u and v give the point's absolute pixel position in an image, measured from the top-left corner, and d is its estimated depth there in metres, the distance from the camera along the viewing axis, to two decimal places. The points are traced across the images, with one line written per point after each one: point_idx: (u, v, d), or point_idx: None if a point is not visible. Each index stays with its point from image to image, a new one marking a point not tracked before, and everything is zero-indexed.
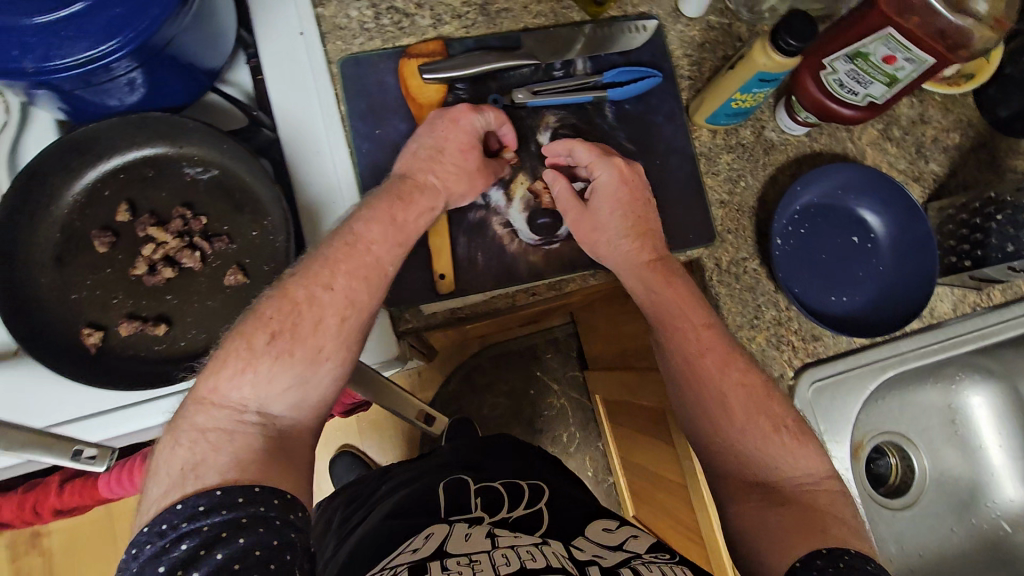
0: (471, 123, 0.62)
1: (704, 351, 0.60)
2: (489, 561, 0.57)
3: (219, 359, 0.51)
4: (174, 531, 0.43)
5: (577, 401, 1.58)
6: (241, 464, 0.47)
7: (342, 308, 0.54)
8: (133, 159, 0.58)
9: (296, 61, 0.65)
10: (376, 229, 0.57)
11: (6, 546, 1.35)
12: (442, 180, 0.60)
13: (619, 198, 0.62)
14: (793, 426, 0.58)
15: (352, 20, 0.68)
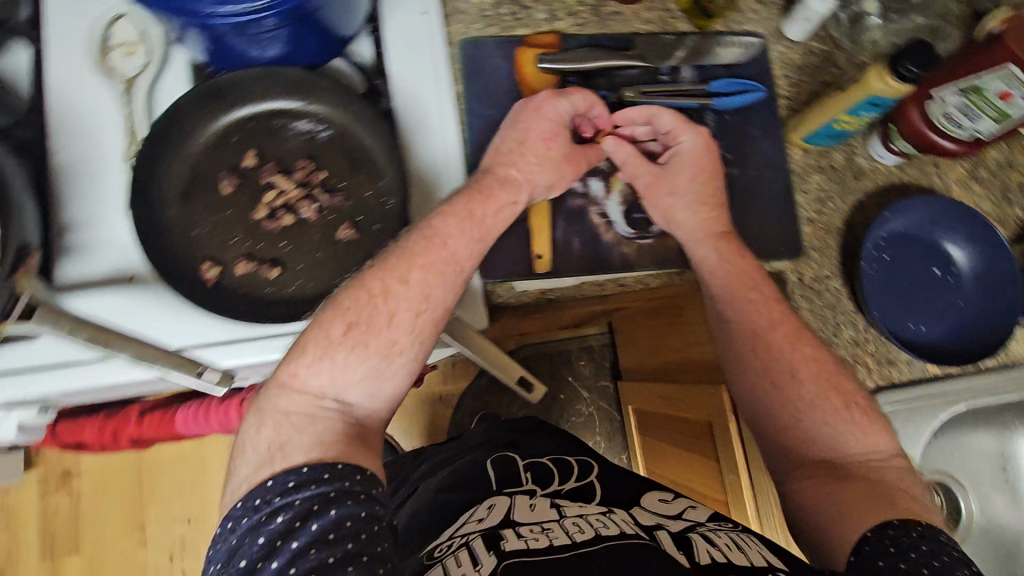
0: (556, 109, 0.64)
1: (777, 321, 0.61)
2: (562, 528, 0.58)
3: (300, 348, 0.53)
4: (268, 505, 0.45)
5: (606, 410, 1.59)
6: (324, 443, 0.49)
7: (418, 303, 0.54)
8: (263, 109, 0.61)
9: (417, 39, 0.67)
10: (453, 224, 0.58)
11: (37, 481, 1.38)
12: (524, 173, 0.62)
13: (699, 165, 0.65)
14: (861, 404, 0.58)
15: (472, 6, 0.71)
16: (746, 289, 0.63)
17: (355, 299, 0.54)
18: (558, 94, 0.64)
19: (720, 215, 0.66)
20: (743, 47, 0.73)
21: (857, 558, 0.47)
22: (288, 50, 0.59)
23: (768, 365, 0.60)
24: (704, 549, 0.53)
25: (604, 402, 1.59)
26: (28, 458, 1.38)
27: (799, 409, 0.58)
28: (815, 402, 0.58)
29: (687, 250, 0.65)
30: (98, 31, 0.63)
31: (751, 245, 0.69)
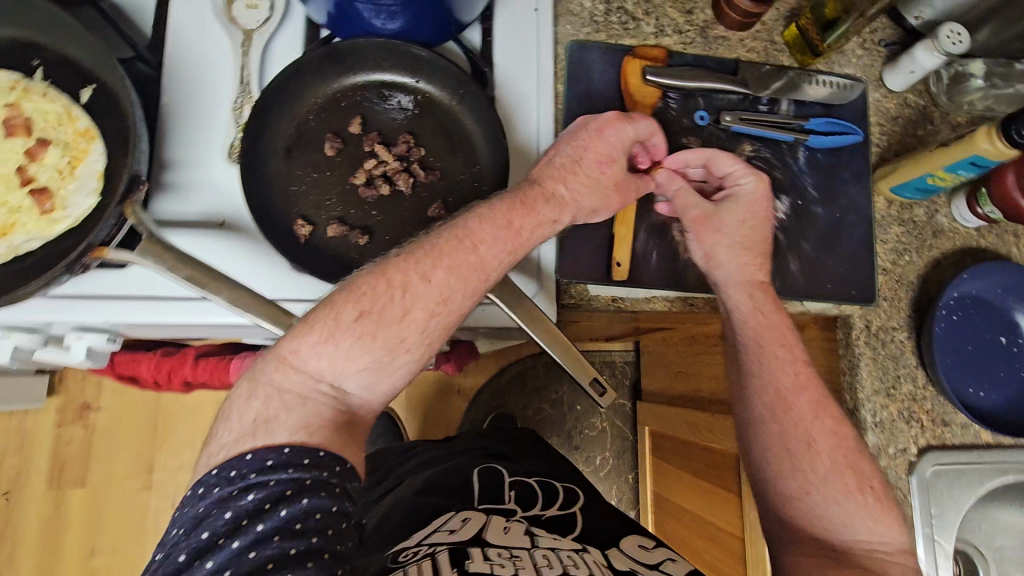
0: (619, 133, 0.62)
1: (801, 386, 0.61)
2: (530, 560, 0.56)
3: (305, 327, 0.50)
4: (242, 480, 0.43)
5: (619, 428, 1.57)
6: (309, 427, 0.47)
7: (433, 304, 0.52)
8: (373, 80, 0.63)
9: (525, 37, 0.69)
10: (491, 230, 0.55)
11: (56, 409, 1.40)
12: (572, 193, 0.59)
13: (754, 211, 0.64)
14: (878, 492, 0.59)
15: (584, 10, 0.73)
16: (775, 341, 0.62)
17: (371, 286, 0.51)
18: (621, 121, 0.62)
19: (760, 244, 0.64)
20: (832, 87, 0.72)
21: None
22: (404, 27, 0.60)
23: (786, 436, 0.61)
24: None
25: (618, 420, 1.57)
26: (51, 385, 1.40)
27: (809, 481, 0.59)
28: (808, 483, 0.59)
29: (723, 292, 0.63)
30: None
31: (827, 287, 0.68)
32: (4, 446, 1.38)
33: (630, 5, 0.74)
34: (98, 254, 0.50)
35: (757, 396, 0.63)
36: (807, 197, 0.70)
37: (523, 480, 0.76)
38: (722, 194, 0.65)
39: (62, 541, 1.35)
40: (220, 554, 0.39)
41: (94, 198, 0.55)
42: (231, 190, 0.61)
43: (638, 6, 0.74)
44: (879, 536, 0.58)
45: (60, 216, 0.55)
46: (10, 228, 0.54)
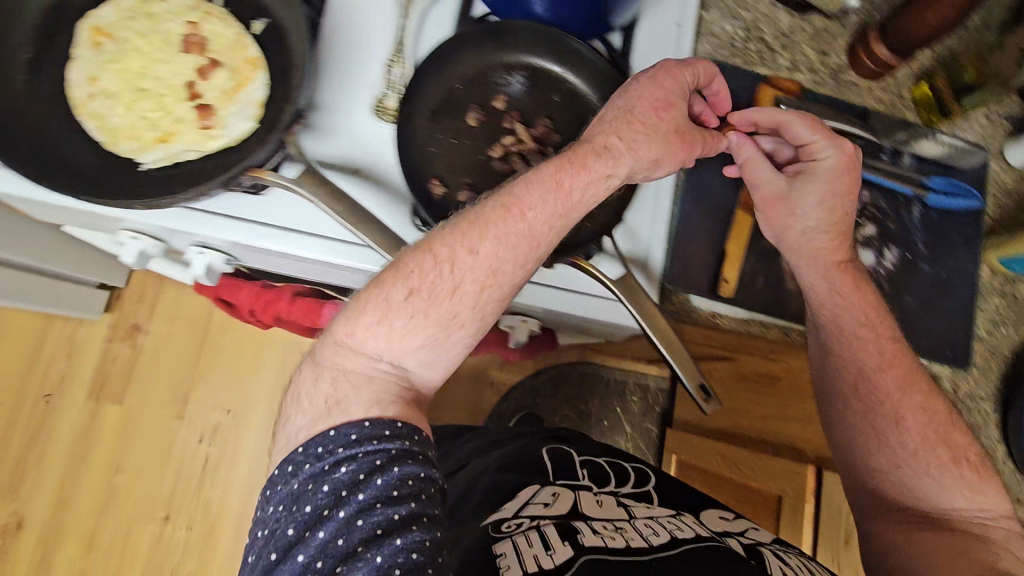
0: (675, 79, 0.57)
1: (886, 364, 0.59)
2: (637, 531, 0.59)
3: (357, 309, 0.51)
4: (331, 455, 0.45)
5: (643, 452, 1.57)
6: (382, 401, 0.49)
7: (484, 277, 0.51)
8: (522, 62, 0.65)
9: (664, 50, 0.71)
10: (540, 197, 0.53)
11: (108, 325, 1.44)
12: (626, 143, 0.54)
13: (835, 188, 0.60)
14: (976, 463, 0.58)
15: (725, 33, 0.74)
16: (858, 321, 0.60)
17: (418, 262, 0.51)
18: (680, 63, 0.57)
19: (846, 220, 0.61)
20: (949, 147, 0.73)
21: None
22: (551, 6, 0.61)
23: (873, 415, 0.60)
24: (779, 569, 0.58)
25: (642, 443, 1.56)
26: (108, 301, 1.44)
27: (899, 455, 0.59)
28: (911, 460, 0.58)
29: (796, 272, 0.63)
30: None
31: (922, 343, 0.68)
32: (54, 351, 1.42)
33: (770, 36, 0.75)
34: (256, 175, 0.53)
35: (840, 370, 0.61)
36: (915, 253, 0.70)
37: (592, 459, 0.77)
38: (799, 167, 0.62)
39: (91, 454, 1.39)
40: (329, 524, 0.42)
41: (254, 122, 0.57)
42: (372, 140, 0.63)
43: (776, 38, 0.75)
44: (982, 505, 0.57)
45: (218, 133, 0.57)
46: (171, 135, 0.57)
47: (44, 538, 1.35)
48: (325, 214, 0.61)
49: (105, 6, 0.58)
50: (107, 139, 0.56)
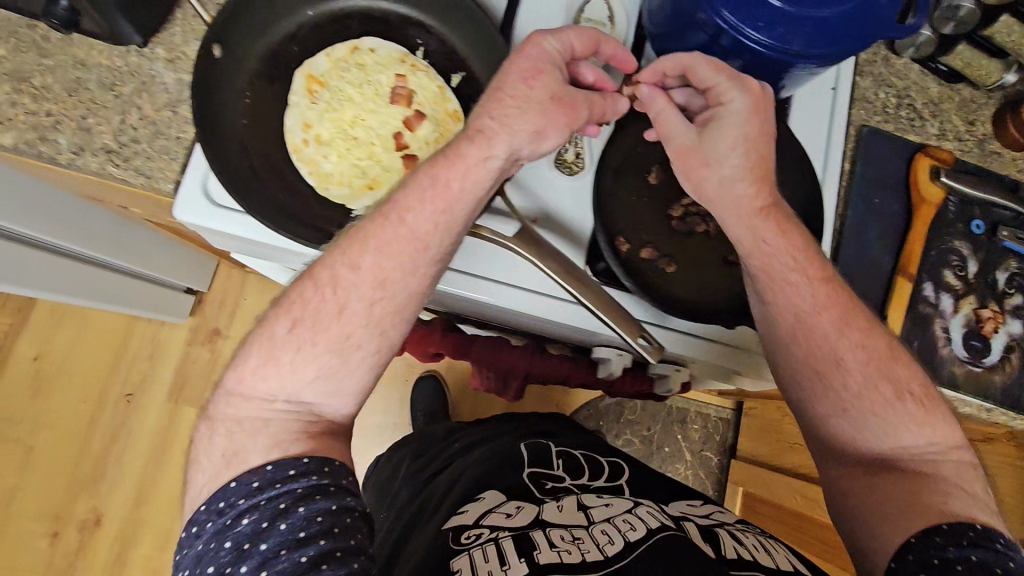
0: (543, 46, 0.54)
1: (824, 306, 0.58)
2: (594, 541, 0.59)
3: (246, 354, 0.51)
4: (233, 508, 0.45)
5: (703, 480, 1.59)
6: (281, 442, 0.48)
7: (371, 289, 0.51)
8: None
9: (820, 114, 0.73)
10: (421, 201, 0.53)
11: (189, 329, 1.46)
12: (502, 119, 0.53)
13: (748, 129, 0.56)
14: (918, 395, 0.57)
15: (878, 99, 0.76)
16: (789, 266, 0.59)
17: (301, 292, 0.52)
18: (546, 31, 0.54)
19: (767, 157, 0.58)
20: None
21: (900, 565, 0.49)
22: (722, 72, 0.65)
23: (813, 355, 0.58)
24: (732, 546, 0.60)
25: (700, 470, 1.59)
26: (192, 306, 1.46)
27: (844, 397, 0.57)
28: (855, 398, 0.57)
29: (726, 226, 0.60)
30: (575, 6, 0.69)
31: None
32: (137, 352, 1.45)
33: (919, 104, 0.77)
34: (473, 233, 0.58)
35: (779, 318, 0.59)
36: None
37: (568, 450, 0.81)
38: (711, 111, 0.58)
39: (169, 454, 1.41)
40: None
41: None
42: (553, 192, 0.66)
43: (926, 106, 0.77)
44: (932, 435, 0.55)
45: None
46: (378, 183, 0.61)
47: (121, 534, 1.37)
48: (533, 266, 0.66)
49: (320, 56, 0.62)
50: (320, 184, 0.59)
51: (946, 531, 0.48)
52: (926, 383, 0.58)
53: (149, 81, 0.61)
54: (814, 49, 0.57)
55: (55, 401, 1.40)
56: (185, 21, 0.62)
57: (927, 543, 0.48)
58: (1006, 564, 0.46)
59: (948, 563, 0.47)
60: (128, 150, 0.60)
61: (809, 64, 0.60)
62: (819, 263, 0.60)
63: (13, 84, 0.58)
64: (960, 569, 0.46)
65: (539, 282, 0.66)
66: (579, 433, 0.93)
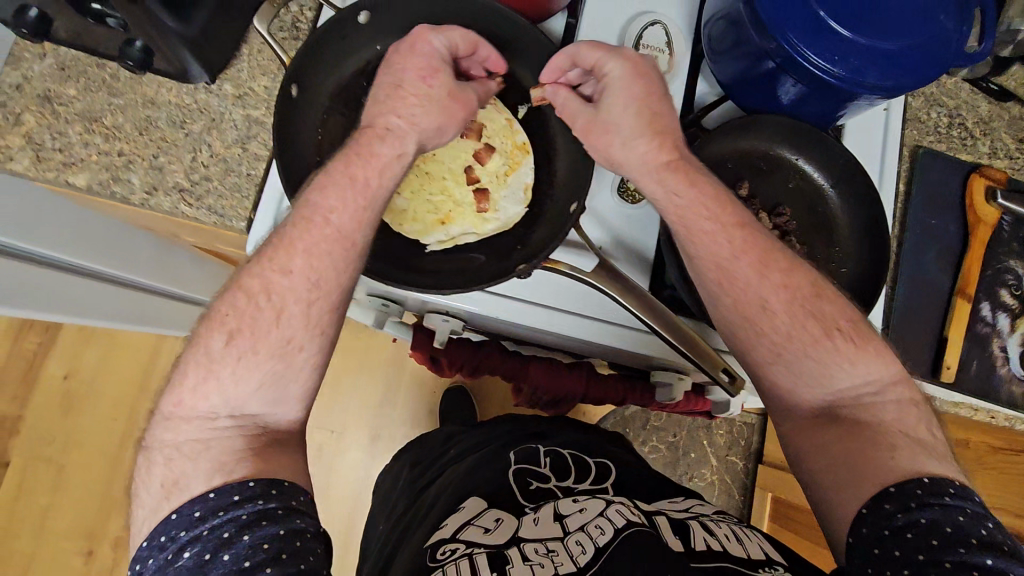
0: (431, 45, 0.56)
1: (742, 252, 0.55)
2: (567, 552, 0.58)
3: (179, 376, 0.48)
4: (174, 542, 0.42)
5: (728, 484, 1.58)
6: (224, 465, 0.45)
7: (304, 292, 0.50)
8: (760, 151, 0.68)
9: (871, 134, 0.74)
10: (336, 199, 0.51)
11: None
12: (408, 117, 0.55)
13: (634, 92, 0.57)
14: (848, 332, 0.54)
15: (931, 119, 0.76)
16: (705, 217, 0.56)
17: (232, 305, 0.49)
18: (431, 28, 0.56)
19: (670, 118, 0.58)
20: None
21: (857, 541, 0.46)
22: (779, 98, 0.64)
23: (739, 306, 0.56)
24: (703, 537, 0.58)
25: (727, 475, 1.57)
26: None
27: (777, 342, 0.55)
28: (786, 345, 0.55)
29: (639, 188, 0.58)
30: (633, 31, 0.69)
31: None
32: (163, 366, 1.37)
33: (971, 122, 0.77)
34: (553, 267, 0.58)
35: (704, 271, 0.57)
36: None
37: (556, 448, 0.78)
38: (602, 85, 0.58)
39: None
40: None
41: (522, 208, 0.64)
42: (617, 221, 0.66)
43: (977, 124, 0.77)
44: (867, 372, 0.53)
45: (491, 216, 0.65)
46: (449, 218, 0.66)
47: None
48: (582, 290, 0.66)
49: None
50: (395, 220, 0.64)
51: (894, 496, 0.46)
52: (856, 317, 0.56)
53: (218, 118, 0.61)
54: (877, 83, 0.56)
55: (85, 423, 1.30)
56: (251, 57, 0.62)
57: (878, 513, 0.46)
58: (955, 520, 0.43)
59: (898, 531, 0.44)
60: (200, 189, 0.60)
61: (868, 97, 0.59)
62: (734, 211, 0.57)
63: (84, 123, 0.59)
64: (910, 537, 0.43)
65: (588, 304, 0.66)
66: (586, 432, 0.88)
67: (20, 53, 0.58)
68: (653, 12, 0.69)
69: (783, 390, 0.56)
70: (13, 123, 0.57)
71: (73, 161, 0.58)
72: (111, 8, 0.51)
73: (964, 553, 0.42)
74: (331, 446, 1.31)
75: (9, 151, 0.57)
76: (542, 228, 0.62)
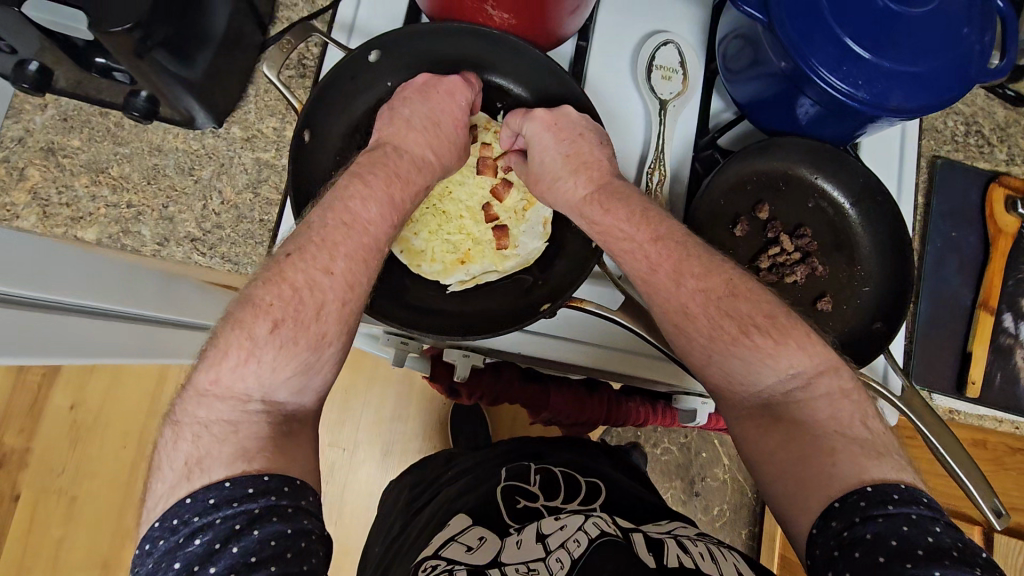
0: (464, 95, 0.61)
1: (657, 264, 0.54)
2: (546, 569, 0.56)
3: (219, 352, 0.44)
4: (186, 526, 0.37)
5: (740, 483, 1.44)
6: (248, 453, 0.41)
7: (343, 291, 0.48)
8: (779, 170, 0.67)
9: (889, 149, 0.73)
10: (375, 211, 0.52)
11: None
12: (437, 156, 0.60)
13: (550, 149, 0.60)
14: (764, 326, 0.51)
15: (947, 127, 0.75)
16: (621, 237, 0.56)
17: (274, 295, 0.46)
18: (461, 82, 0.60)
19: (593, 159, 0.59)
20: None
21: (812, 565, 0.43)
22: (795, 119, 0.63)
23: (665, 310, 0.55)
24: (675, 554, 0.56)
25: (741, 475, 1.44)
26: None
27: (709, 351, 0.53)
28: (710, 347, 0.53)
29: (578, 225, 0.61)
30: (647, 51, 0.67)
31: None
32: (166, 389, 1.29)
33: (988, 130, 0.76)
34: (579, 305, 0.60)
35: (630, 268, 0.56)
36: None
37: (549, 467, 0.76)
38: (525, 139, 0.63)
39: None
40: None
41: (544, 243, 0.64)
42: None
43: (994, 131, 0.76)
44: (790, 366, 0.50)
45: (511, 252, 0.65)
46: (468, 257, 0.66)
47: None
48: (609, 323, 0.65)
49: None
50: (413, 261, 0.64)
51: (839, 513, 0.43)
52: (774, 311, 0.52)
53: (227, 163, 0.60)
54: (899, 106, 0.55)
55: (93, 453, 1.23)
56: (258, 96, 0.61)
57: (827, 532, 0.43)
58: (900, 531, 0.40)
59: (846, 550, 0.41)
60: (213, 237, 0.58)
61: (889, 119, 0.58)
62: (650, 225, 0.56)
63: (90, 175, 0.57)
64: (858, 556, 0.40)
65: (612, 337, 0.65)
66: (593, 448, 0.86)
67: (21, 105, 0.57)
68: (668, 31, 0.68)
69: (717, 387, 0.54)
70: (16, 179, 0.56)
71: (82, 215, 0.57)
72: (116, 61, 0.49)
73: (912, 567, 0.38)
74: (343, 465, 1.30)
75: (15, 209, 0.55)
76: (563, 261, 0.64)
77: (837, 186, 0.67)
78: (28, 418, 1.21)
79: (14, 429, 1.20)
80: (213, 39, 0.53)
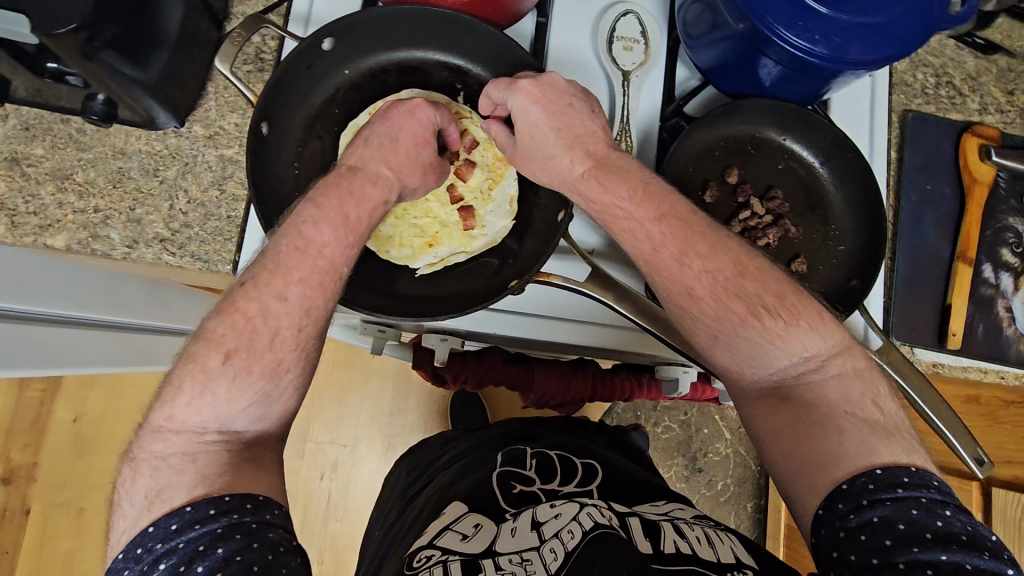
0: (428, 117, 0.61)
1: (661, 244, 0.53)
2: (540, 560, 0.56)
3: (173, 388, 0.45)
4: (150, 554, 0.38)
5: (744, 457, 1.44)
6: (207, 477, 0.42)
7: (298, 317, 0.48)
8: (745, 134, 0.66)
9: (858, 105, 0.72)
10: (329, 232, 0.51)
11: None
12: (397, 171, 0.58)
13: (542, 119, 0.58)
14: (775, 308, 0.50)
15: (917, 81, 0.74)
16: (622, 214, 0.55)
17: (227, 325, 0.46)
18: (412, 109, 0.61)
19: (586, 131, 0.58)
20: None
21: (816, 543, 0.44)
22: (759, 81, 0.62)
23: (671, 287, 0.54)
24: (672, 540, 0.57)
25: (743, 447, 1.44)
26: None
27: (712, 329, 0.53)
28: (718, 328, 0.52)
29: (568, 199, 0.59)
30: (607, 22, 0.67)
31: None
32: None
33: (959, 80, 0.75)
34: (545, 279, 0.59)
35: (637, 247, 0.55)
36: None
37: (543, 451, 0.77)
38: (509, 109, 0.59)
39: None
40: None
41: (511, 221, 0.66)
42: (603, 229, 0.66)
43: (965, 82, 0.75)
44: (804, 349, 0.50)
45: (478, 232, 0.67)
46: (436, 240, 0.67)
47: None
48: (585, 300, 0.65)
49: (362, 114, 0.64)
50: (381, 246, 0.65)
51: (847, 495, 0.43)
52: (782, 288, 0.51)
53: (190, 162, 0.60)
54: (859, 56, 0.54)
55: (97, 463, 1.25)
56: (217, 93, 0.61)
57: (833, 513, 0.43)
58: (909, 514, 0.41)
59: (852, 532, 0.41)
60: (181, 237, 0.59)
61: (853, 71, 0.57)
62: (652, 202, 0.54)
63: (56, 182, 0.58)
64: (864, 538, 0.41)
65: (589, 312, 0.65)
66: (582, 428, 0.86)
67: None
68: (627, 2, 0.68)
69: (730, 370, 0.53)
70: None
71: (49, 223, 0.57)
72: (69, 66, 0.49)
73: (918, 552, 0.39)
74: (346, 462, 1.31)
75: None
76: (533, 239, 0.63)
77: (808, 146, 0.66)
78: (31, 434, 1.22)
79: (18, 444, 1.21)
80: (167, 42, 0.53)
